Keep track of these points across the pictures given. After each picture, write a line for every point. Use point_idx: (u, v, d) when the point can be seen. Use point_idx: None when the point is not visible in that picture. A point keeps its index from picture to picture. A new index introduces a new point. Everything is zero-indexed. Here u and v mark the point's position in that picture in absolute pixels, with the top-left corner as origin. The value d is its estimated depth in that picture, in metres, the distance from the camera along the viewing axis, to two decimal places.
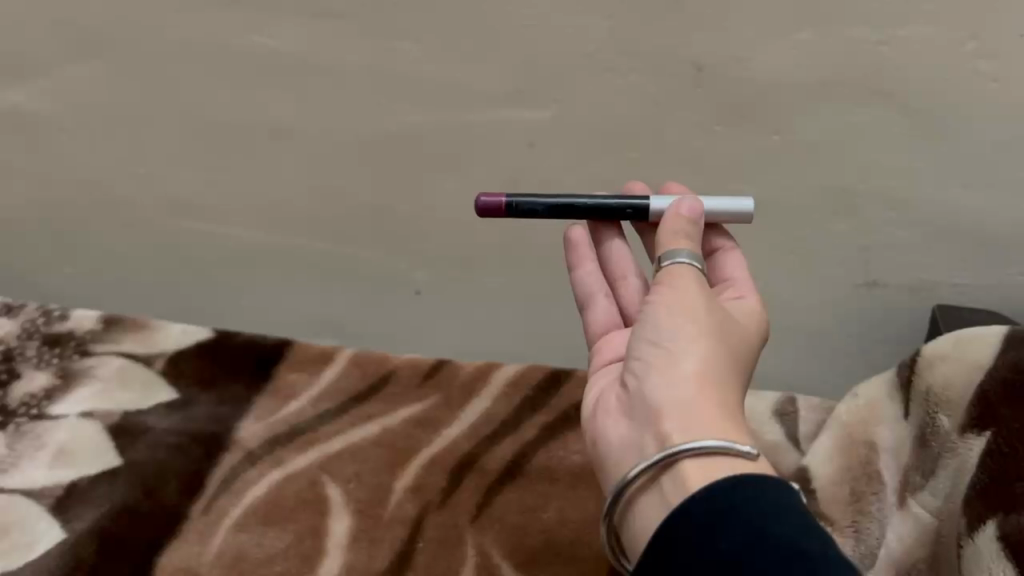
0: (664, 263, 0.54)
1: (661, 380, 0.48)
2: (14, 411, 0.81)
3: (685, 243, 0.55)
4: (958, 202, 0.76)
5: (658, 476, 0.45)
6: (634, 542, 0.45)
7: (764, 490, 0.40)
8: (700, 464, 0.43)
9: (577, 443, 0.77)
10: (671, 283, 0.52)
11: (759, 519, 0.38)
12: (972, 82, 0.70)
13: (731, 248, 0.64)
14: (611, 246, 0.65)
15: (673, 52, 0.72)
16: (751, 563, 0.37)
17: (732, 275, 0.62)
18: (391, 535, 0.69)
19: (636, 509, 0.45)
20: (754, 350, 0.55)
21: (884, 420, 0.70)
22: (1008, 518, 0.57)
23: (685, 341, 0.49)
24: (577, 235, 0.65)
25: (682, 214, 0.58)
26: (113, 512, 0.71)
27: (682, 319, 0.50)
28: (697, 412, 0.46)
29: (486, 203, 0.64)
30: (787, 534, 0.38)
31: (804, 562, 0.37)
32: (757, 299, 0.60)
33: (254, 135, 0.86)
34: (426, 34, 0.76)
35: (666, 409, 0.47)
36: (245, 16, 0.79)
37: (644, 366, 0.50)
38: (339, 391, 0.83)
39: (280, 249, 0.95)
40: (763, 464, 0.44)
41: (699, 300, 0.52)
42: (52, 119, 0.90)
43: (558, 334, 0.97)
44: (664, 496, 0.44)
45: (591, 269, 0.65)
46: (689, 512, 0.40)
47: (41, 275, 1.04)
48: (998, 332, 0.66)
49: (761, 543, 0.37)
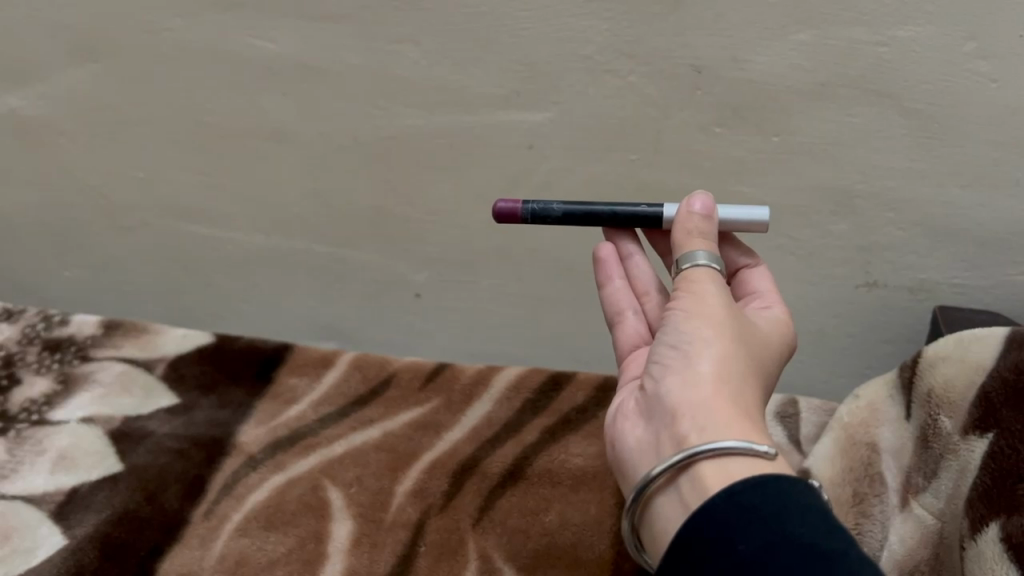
0: (683, 266, 0.55)
1: (679, 380, 0.48)
2: (15, 416, 0.81)
3: (701, 244, 0.56)
4: (958, 202, 0.76)
5: (676, 476, 0.45)
6: (656, 543, 0.46)
7: (779, 486, 0.40)
8: (717, 465, 0.43)
9: (577, 445, 0.77)
10: (688, 287, 0.53)
11: (777, 516, 0.38)
12: (972, 83, 0.69)
13: (756, 264, 0.64)
14: (637, 262, 0.64)
15: (672, 54, 0.72)
16: (772, 561, 0.37)
17: (757, 287, 0.62)
18: (392, 539, 0.69)
19: (656, 509, 0.46)
20: (771, 354, 0.55)
21: (885, 421, 0.70)
22: (1010, 519, 0.56)
23: (703, 343, 0.49)
24: (604, 251, 0.65)
25: (693, 210, 0.57)
26: (114, 517, 0.71)
27: (698, 320, 0.51)
28: (714, 412, 0.46)
29: (501, 208, 0.64)
30: (807, 535, 0.38)
31: (826, 562, 0.36)
32: (782, 307, 0.60)
33: (254, 138, 0.86)
34: (423, 36, 0.76)
35: (683, 409, 0.47)
36: (240, 18, 0.78)
37: (662, 368, 0.50)
38: (339, 395, 0.83)
39: (280, 252, 0.96)
40: (781, 463, 0.44)
41: (716, 302, 0.52)
42: (52, 123, 0.90)
43: (558, 335, 0.97)
44: (684, 498, 0.44)
45: (619, 285, 0.64)
46: (708, 514, 0.40)
47: (42, 278, 1.05)
48: (1000, 333, 0.66)
49: (782, 540, 0.37)
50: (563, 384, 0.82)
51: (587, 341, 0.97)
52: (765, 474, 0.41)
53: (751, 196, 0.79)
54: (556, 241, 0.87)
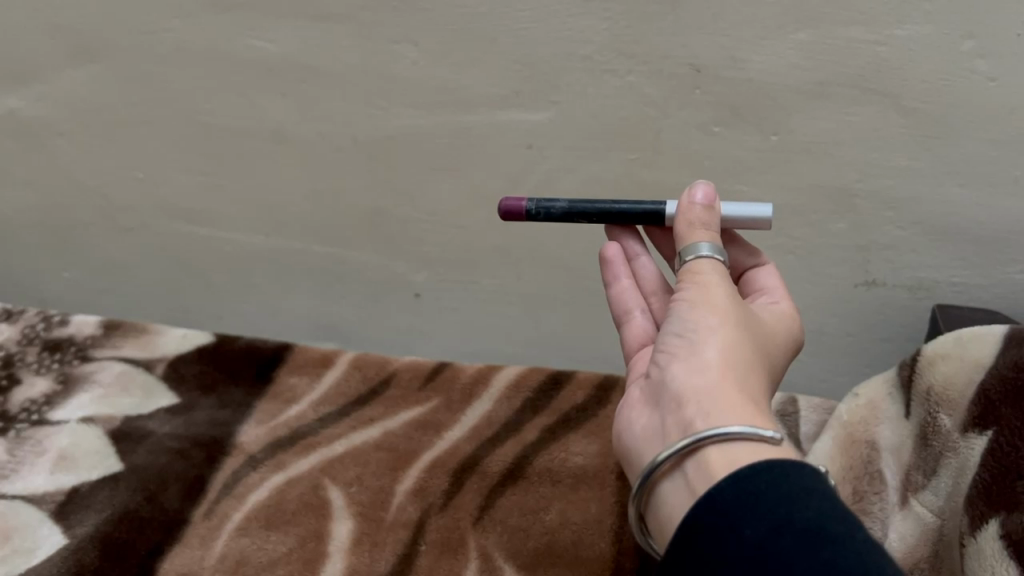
0: (687, 258, 0.55)
1: (685, 368, 0.48)
2: (14, 416, 0.81)
3: (705, 236, 0.56)
4: (957, 201, 0.76)
5: (683, 461, 0.45)
6: (661, 529, 0.46)
7: (785, 472, 0.40)
8: (724, 450, 0.43)
9: (577, 444, 0.77)
10: (694, 278, 0.53)
11: (783, 502, 0.38)
12: (970, 82, 0.69)
13: (762, 263, 0.64)
14: (644, 262, 0.64)
15: (671, 53, 0.72)
16: (777, 546, 0.37)
17: (765, 284, 0.63)
18: (392, 539, 0.69)
19: (662, 496, 0.46)
20: (776, 348, 0.54)
21: (884, 419, 0.70)
22: (1010, 517, 0.56)
23: (708, 331, 0.50)
24: (611, 251, 0.65)
25: (695, 201, 0.58)
26: (114, 517, 0.71)
27: (704, 310, 0.51)
28: (720, 398, 0.46)
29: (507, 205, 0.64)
30: (812, 518, 0.38)
31: (830, 544, 0.37)
32: (789, 303, 0.60)
33: (254, 138, 0.86)
34: (423, 35, 0.76)
35: (689, 396, 0.47)
36: (240, 19, 0.78)
37: (668, 357, 0.50)
38: (340, 394, 0.83)
39: (280, 253, 0.96)
40: (786, 449, 0.44)
41: (722, 292, 0.52)
42: (52, 124, 0.90)
43: (557, 335, 0.97)
44: (690, 484, 0.44)
45: (626, 285, 0.64)
46: (713, 499, 0.40)
47: (40, 279, 1.05)
48: (999, 331, 0.66)
49: (788, 525, 0.38)
50: (563, 383, 0.82)
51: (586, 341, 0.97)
52: (770, 459, 0.41)
53: (750, 195, 0.79)
54: (556, 241, 0.88)
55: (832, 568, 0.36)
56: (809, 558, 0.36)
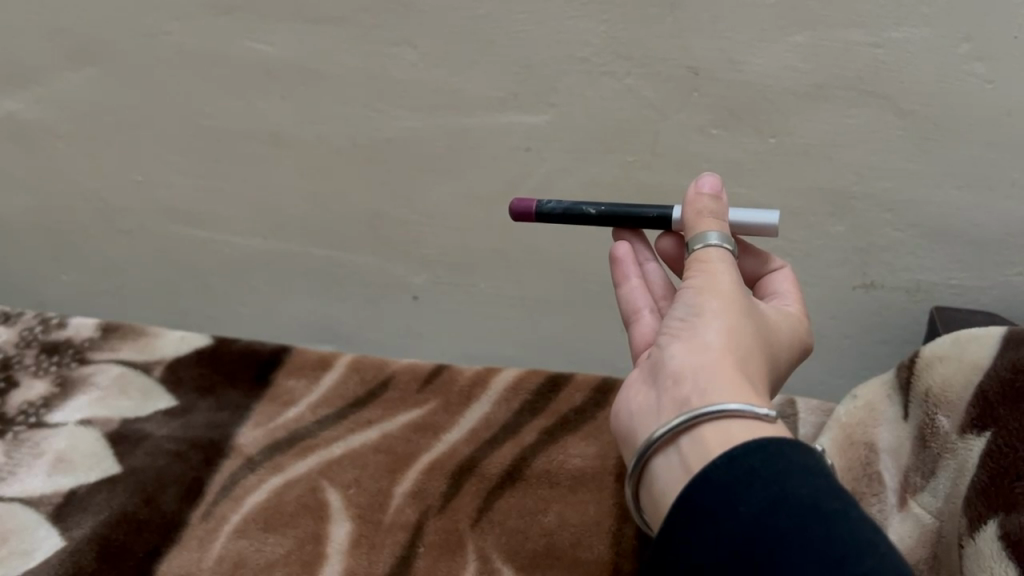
0: (696, 248, 0.55)
1: (686, 349, 0.48)
2: (13, 418, 0.82)
3: (714, 226, 0.56)
4: (955, 203, 0.76)
5: (679, 437, 0.45)
6: (655, 506, 0.46)
7: (781, 449, 0.40)
8: (720, 427, 0.43)
9: (577, 446, 0.76)
10: (701, 265, 0.53)
11: (778, 478, 0.39)
12: (968, 84, 0.69)
13: (778, 267, 0.64)
14: (653, 268, 0.64)
15: (670, 56, 0.72)
16: (773, 524, 0.37)
17: (779, 288, 0.63)
18: (391, 540, 0.69)
19: (657, 473, 0.45)
20: (780, 343, 0.54)
21: (884, 421, 0.71)
22: (1009, 517, 0.56)
23: (711, 315, 0.50)
24: (621, 251, 0.64)
25: (702, 191, 0.57)
26: (112, 519, 0.71)
27: (709, 294, 0.51)
28: (720, 378, 0.46)
29: (517, 206, 0.64)
30: (803, 492, 0.38)
31: (823, 521, 0.37)
32: (800, 307, 0.60)
33: (254, 140, 0.86)
34: (422, 38, 0.76)
35: (689, 375, 0.47)
36: (241, 21, 0.78)
37: (671, 338, 0.50)
38: (339, 397, 0.83)
39: (279, 254, 0.96)
40: (781, 428, 0.44)
41: (727, 280, 0.52)
42: (51, 127, 0.90)
43: (556, 338, 0.97)
44: (685, 459, 0.44)
45: (635, 284, 0.63)
46: (709, 479, 0.40)
47: (38, 282, 1.05)
48: (997, 332, 0.66)
49: (782, 502, 0.38)
50: (562, 385, 0.82)
51: (585, 343, 0.97)
52: (767, 437, 0.41)
53: (748, 197, 0.79)
54: (555, 243, 0.88)
55: (824, 546, 0.36)
56: (804, 534, 0.36)
